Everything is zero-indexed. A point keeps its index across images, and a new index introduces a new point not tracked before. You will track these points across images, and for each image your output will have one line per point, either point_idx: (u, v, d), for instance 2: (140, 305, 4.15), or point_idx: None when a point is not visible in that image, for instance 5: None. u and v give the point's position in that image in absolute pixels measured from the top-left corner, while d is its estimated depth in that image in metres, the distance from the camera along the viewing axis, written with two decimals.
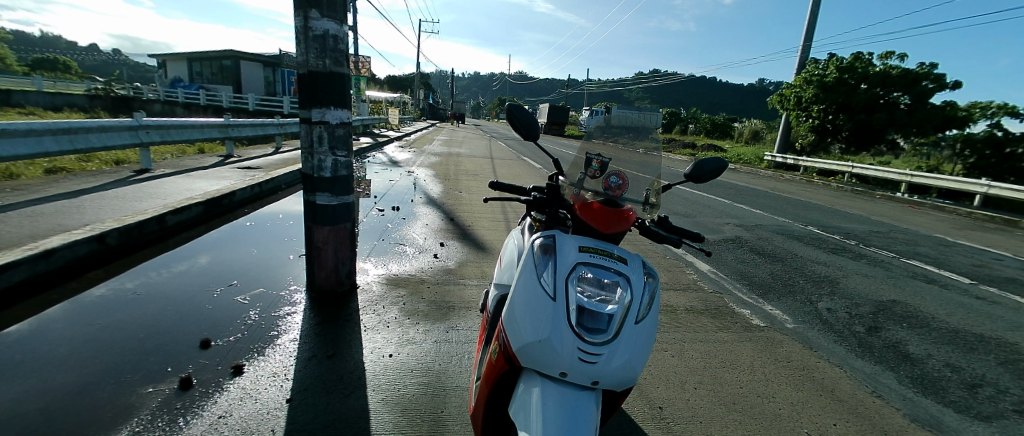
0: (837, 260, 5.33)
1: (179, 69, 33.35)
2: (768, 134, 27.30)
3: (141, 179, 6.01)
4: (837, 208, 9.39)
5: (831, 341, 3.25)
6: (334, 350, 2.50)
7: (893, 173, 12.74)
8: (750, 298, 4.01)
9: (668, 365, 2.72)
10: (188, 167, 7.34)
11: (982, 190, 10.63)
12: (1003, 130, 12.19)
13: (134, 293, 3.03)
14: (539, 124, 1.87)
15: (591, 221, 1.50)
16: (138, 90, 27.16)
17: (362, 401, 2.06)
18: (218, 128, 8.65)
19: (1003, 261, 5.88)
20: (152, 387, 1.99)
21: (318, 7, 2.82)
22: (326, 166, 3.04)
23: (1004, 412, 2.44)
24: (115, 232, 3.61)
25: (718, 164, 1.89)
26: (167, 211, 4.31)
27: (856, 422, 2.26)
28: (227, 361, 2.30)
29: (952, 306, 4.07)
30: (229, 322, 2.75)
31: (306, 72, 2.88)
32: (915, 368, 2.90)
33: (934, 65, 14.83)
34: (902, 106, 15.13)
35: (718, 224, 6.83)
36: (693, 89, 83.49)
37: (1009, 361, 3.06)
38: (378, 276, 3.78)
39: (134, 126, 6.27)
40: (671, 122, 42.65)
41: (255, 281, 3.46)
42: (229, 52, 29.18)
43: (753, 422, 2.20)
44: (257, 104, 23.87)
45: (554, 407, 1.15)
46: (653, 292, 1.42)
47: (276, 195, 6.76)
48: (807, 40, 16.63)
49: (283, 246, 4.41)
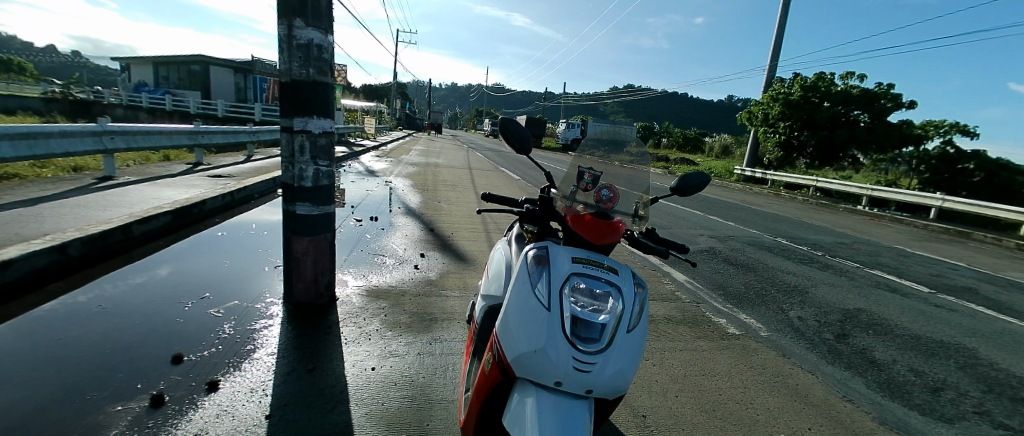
0: (807, 270, 5.56)
1: (143, 73, 32.25)
2: (738, 149, 28.44)
3: (104, 187, 5.74)
4: (805, 220, 9.80)
5: (804, 348, 3.37)
6: (315, 363, 2.44)
7: (855, 187, 13.40)
8: (725, 307, 4.13)
9: (650, 374, 2.76)
10: (156, 175, 7.05)
11: (937, 204, 11.32)
12: (954, 148, 13.13)
13: (97, 306, 2.87)
14: (530, 137, 1.90)
15: (583, 232, 1.53)
16: (98, 94, 25.95)
17: (345, 415, 2.01)
18: (187, 135, 8.36)
19: (958, 271, 6.26)
20: (121, 404, 1.89)
21: (303, 16, 2.80)
22: (307, 175, 2.98)
23: (964, 414, 2.59)
24: (77, 243, 3.43)
25: (702, 178, 1.96)
26: (133, 220, 4.14)
27: (830, 426, 2.36)
28: (201, 377, 2.20)
29: (912, 313, 4.30)
30: (202, 335, 2.64)
31: (289, 80, 2.84)
32: (882, 373, 3.04)
33: (891, 86, 15.74)
34: (862, 124, 15.95)
35: (693, 235, 7.03)
36: (665, 105, 86.40)
37: (967, 365, 3.25)
38: (358, 288, 3.71)
39: (98, 131, 5.99)
40: (646, 135, 43.70)
41: (229, 293, 3.34)
42: (199, 57, 28.38)
43: (733, 428, 2.26)
44: (227, 110, 23.20)
45: (548, 416, 1.16)
46: (643, 303, 1.45)
47: (249, 204, 6.55)
48: (773, 60, 17.48)
49: (258, 257, 4.28)
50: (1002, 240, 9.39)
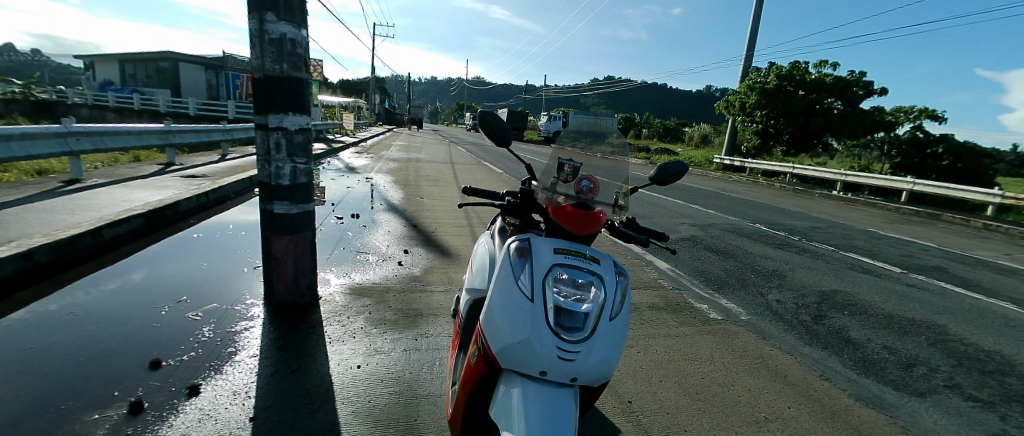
0: (785, 255, 5.72)
1: (109, 72, 31.14)
2: (716, 138, 28.97)
3: (72, 191, 5.53)
4: (783, 206, 10.06)
5: (782, 330, 3.48)
6: (298, 364, 2.40)
7: (829, 173, 13.77)
8: (706, 293, 4.23)
9: (635, 361, 2.81)
10: (126, 177, 6.82)
11: (908, 187, 11.73)
12: (923, 132, 13.60)
13: (68, 313, 2.78)
14: (509, 129, 1.89)
15: (564, 223, 1.55)
16: (62, 94, 24.96)
17: (331, 415, 1.99)
18: (158, 135, 8.08)
19: (928, 251, 6.52)
20: (99, 413, 1.84)
21: (274, 10, 2.73)
22: (284, 173, 2.93)
23: (935, 387, 2.71)
24: (44, 248, 3.30)
25: (680, 167, 1.98)
26: (104, 224, 4.00)
27: (808, 404, 2.44)
28: (182, 381, 2.16)
29: (885, 293, 4.48)
30: (180, 340, 2.57)
31: (262, 76, 2.76)
32: (857, 352, 3.16)
33: (863, 73, 16.14)
34: (835, 111, 16.29)
35: (674, 224, 7.14)
36: (645, 97, 87.22)
37: (937, 341, 3.41)
38: (341, 286, 3.67)
39: (62, 133, 5.74)
40: (627, 126, 44.05)
41: (208, 296, 3.26)
42: (167, 53, 27.45)
43: (716, 410, 2.32)
44: (199, 109, 22.53)
45: (534, 406, 1.17)
46: (624, 291, 1.47)
47: (225, 205, 6.39)
48: (749, 50, 17.76)
49: (235, 258, 4.19)
50: (969, 220, 9.80)
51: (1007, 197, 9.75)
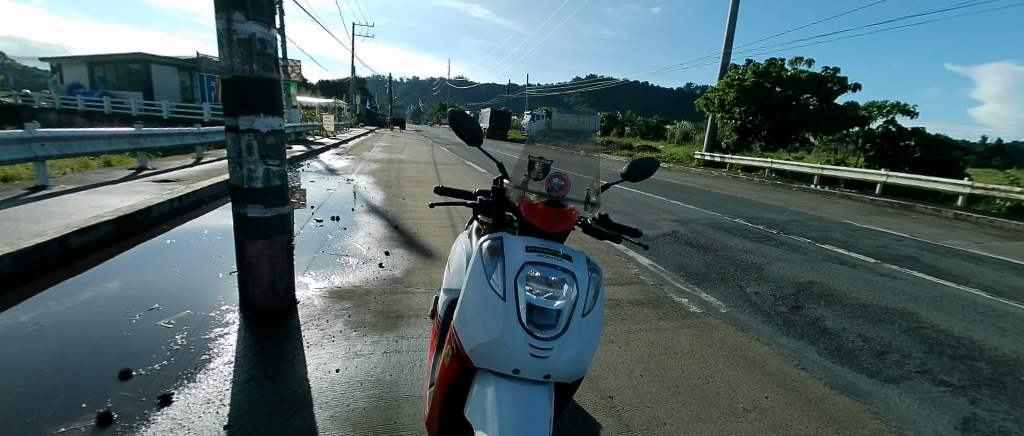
0: (763, 248, 5.84)
1: (77, 74, 30.16)
2: (697, 134, 29.43)
3: (37, 198, 5.32)
4: (762, 200, 10.26)
5: (761, 322, 3.55)
6: (276, 369, 2.36)
7: (807, 167, 14.10)
8: (687, 287, 4.29)
9: (616, 356, 2.84)
10: (95, 183, 6.60)
11: (881, 180, 12.11)
12: (896, 126, 14.06)
13: (32, 324, 2.67)
14: (481, 128, 1.89)
15: (536, 221, 1.55)
16: (26, 98, 24.04)
17: (309, 420, 1.96)
18: (128, 139, 7.82)
19: (900, 241, 6.73)
20: (65, 425, 1.77)
21: (242, 9, 2.66)
22: (257, 176, 2.87)
23: (907, 374, 2.80)
24: (7, 258, 3.17)
25: (651, 164, 2.01)
26: (71, 231, 3.86)
27: (785, 394, 2.49)
28: (153, 391, 2.09)
29: (860, 283, 4.61)
30: (152, 349, 2.50)
31: (231, 77, 2.70)
32: (833, 341, 3.25)
33: (837, 69, 16.51)
34: (811, 107, 16.66)
35: (656, 220, 7.23)
36: (628, 95, 88.17)
37: (909, 329, 3.52)
38: (320, 290, 3.61)
39: (26, 138, 5.51)
40: (610, 124, 44.40)
41: (181, 303, 3.18)
42: (139, 55, 26.65)
43: (695, 402, 2.36)
44: (173, 111, 21.92)
45: (507, 405, 1.16)
46: (598, 286, 1.49)
47: (199, 209, 6.23)
48: (726, 47, 18.06)
49: (210, 263, 4.09)
50: (941, 211, 10.16)
51: (976, 187, 10.14)
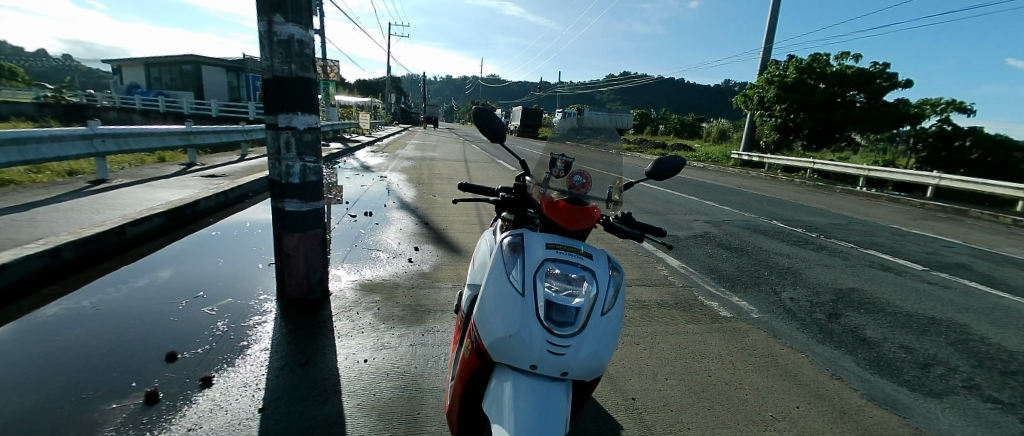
0: (800, 252, 5.60)
1: (136, 75, 32.33)
2: (735, 133, 28.44)
3: (98, 191, 5.75)
4: (802, 202, 9.81)
5: (794, 328, 3.41)
6: (307, 357, 2.47)
7: (852, 168, 13.36)
8: (718, 291, 4.17)
9: (640, 358, 2.80)
10: (149, 177, 7.06)
11: (934, 182, 11.31)
12: (952, 125, 13.14)
13: (93, 309, 2.90)
14: (505, 126, 1.91)
15: (558, 219, 1.55)
16: (92, 98, 25.99)
17: (337, 407, 2.04)
18: (180, 136, 8.31)
19: (953, 248, 6.29)
20: (116, 402, 1.93)
21: (282, 11, 2.79)
22: (294, 172, 3.00)
23: (953, 388, 2.63)
24: (70, 246, 3.46)
25: (676, 162, 1.98)
26: (126, 222, 4.16)
27: (818, 404, 2.40)
28: (196, 373, 2.24)
29: (905, 291, 4.35)
30: (196, 334, 2.66)
31: (272, 77, 2.84)
32: (873, 351, 3.09)
33: (886, 65, 15.56)
34: (858, 104, 15.76)
35: (688, 221, 7.04)
36: (662, 92, 86.16)
37: (958, 341, 3.29)
38: (352, 282, 3.75)
39: (89, 135, 5.96)
40: (643, 122, 43.47)
41: (224, 292, 3.37)
42: (190, 57, 28.22)
43: (722, 408, 2.30)
44: (220, 110, 23.11)
45: (524, 400, 1.18)
46: (618, 285, 1.48)
47: (242, 203, 6.56)
48: (767, 42, 17.34)
49: (251, 255, 4.31)
50: (998, 216, 9.43)
51: None
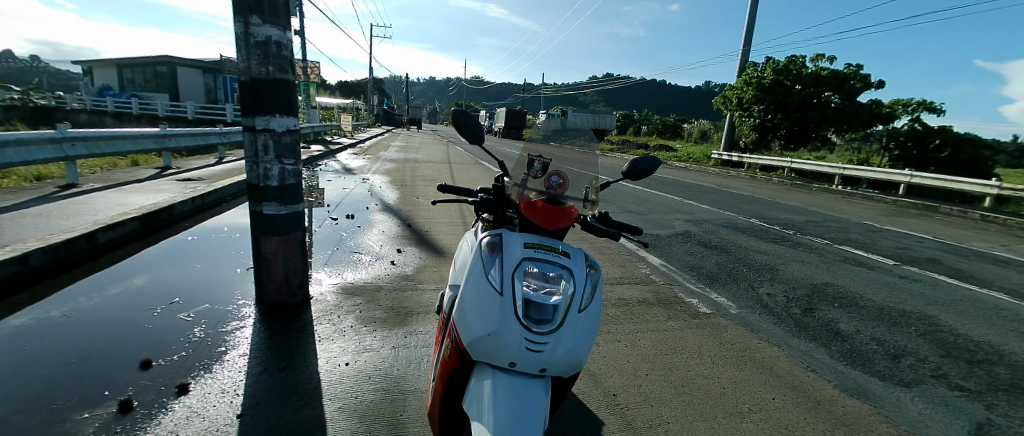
0: (777, 249, 5.74)
1: (108, 77, 31.55)
2: (715, 133, 28.98)
3: (68, 195, 5.57)
4: (780, 201, 10.05)
5: (771, 323, 3.50)
6: (287, 362, 2.44)
7: (828, 167, 13.75)
8: (697, 287, 4.26)
9: (622, 354, 2.85)
10: (122, 181, 6.87)
11: (905, 180, 11.75)
12: (921, 124, 13.62)
13: (63, 317, 2.82)
14: (482, 127, 1.93)
15: (536, 219, 1.57)
16: (61, 100, 25.23)
17: (318, 411, 2.03)
18: (154, 139, 8.09)
19: (923, 243, 6.53)
20: (88, 412, 1.88)
21: (259, 13, 2.76)
22: (272, 175, 2.96)
23: (922, 378, 2.74)
24: (39, 252, 3.35)
25: (652, 162, 2.02)
26: (98, 227, 4.05)
27: (792, 395, 2.47)
28: (171, 381, 2.19)
29: (877, 285, 4.50)
30: (171, 340, 2.61)
31: (248, 78, 2.80)
32: (846, 343, 3.19)
33: (859, 66, 16.03)
34: (833, 105, 16.21)
35: (669, 220, 7.15)
36: (645, 94, 87.34)
37: (926, 332, 3.43)
38: (333, 286, 3.71)
39: (58, 138, 5.76)
40: (626, 123, 43.92)
41: (201, 297, 3.30)
42: (164, 58, 27.57)
43: (700, 402, 2.36)
44: (197, 112, 22.60)
45: (503, 398, 1.20)
46: (595, 283, 1.52)
47: (220, 207, 6.43)
48: (745, 45, 17.73)
49: (229, 260, 4.23)
50: (967, 212, 9.83)
51: (1004, 188, 9.78)
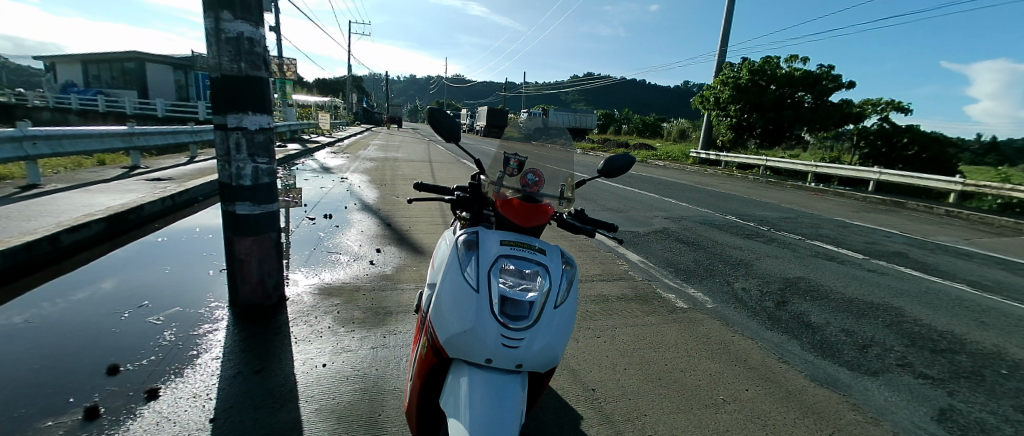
0: (752, 245, 5.89)
1: (72, 73, 30.27)
2: (694, 132, 29.51)
3: (29, 196, 5.33)
4: (756, 198, 10.31)
5: (746, 317, 3.60)
6: (262, 365, 2.39)
7: (801, 165, 14.17)
8: (675, 283, 4.34)
9: (601, 350, 2.89)
10: (87, 181, 6.61)
11: (874, 177, 12.20)
12: (889, 123, 14.15)
13: (23, 323, 2.70)
14: (458, 126, 1.93)
15: (512, 216, 1.59)
16: (20, 97, 24.08)
17: (294, 413, 2.00)
18: (121, 137, 7.80)
19: (890, 238, 6.79)
20: (52, 420, 1.81)
21: (231, 8, 2.69)
22: (245, 173, 2.90)
23: (888, 367, 2.86)
24: None
25: (626, 160, 2.05)
26: (61, 230, 3.89)
27: (764, 386, 2.55)
28: (140, 386, 2.13)
29: (847, 279, 4.67)
30: (140, 345, 2.53)
31: (219, 75, 2.73)
32: (816, 335, 3.31)
33: (830, 67, 16.55)
34: (805, 104, 16.70)
35: (648, 217, 7.26)
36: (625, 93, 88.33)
37: (892, 323, 3.58)
38: (310, 286, 3.65)
39: (18, 137, 5.50)
40: (607, 122, 44.33)
41: (171, 300, 3.21)
42: (132, 54, 26.57)
43: (676, 394, 2.41)
44: (167, 110, 21.87)
45: (479, 394, 1.20)
46: (571, 279, 1.54)
47: (192, 208, 6.25)
48: (722, 45, 18.10)
49: (201, 262, 4.11)
50: (932, 208, 10.27)
51: (966, 184, 10.25)
